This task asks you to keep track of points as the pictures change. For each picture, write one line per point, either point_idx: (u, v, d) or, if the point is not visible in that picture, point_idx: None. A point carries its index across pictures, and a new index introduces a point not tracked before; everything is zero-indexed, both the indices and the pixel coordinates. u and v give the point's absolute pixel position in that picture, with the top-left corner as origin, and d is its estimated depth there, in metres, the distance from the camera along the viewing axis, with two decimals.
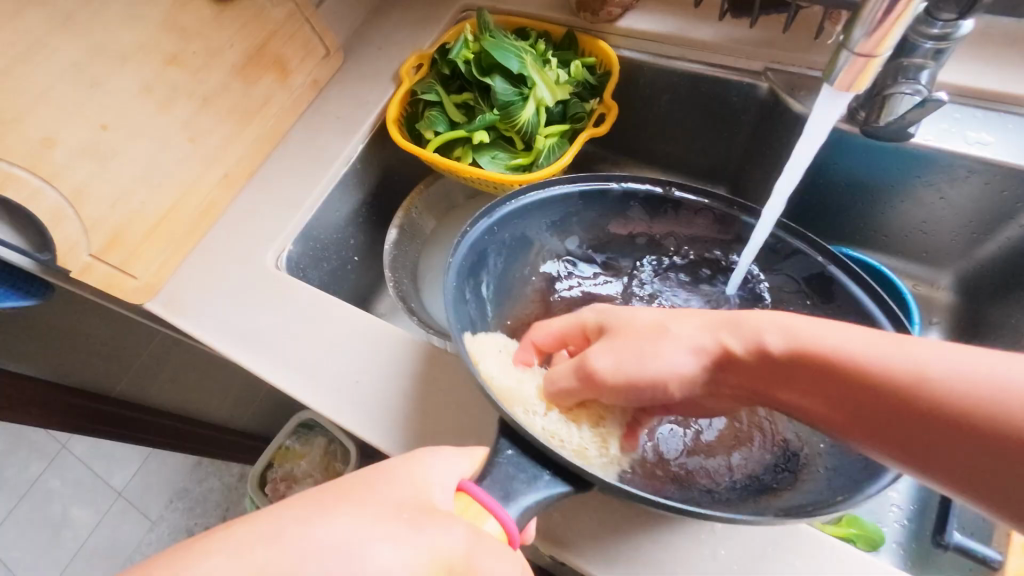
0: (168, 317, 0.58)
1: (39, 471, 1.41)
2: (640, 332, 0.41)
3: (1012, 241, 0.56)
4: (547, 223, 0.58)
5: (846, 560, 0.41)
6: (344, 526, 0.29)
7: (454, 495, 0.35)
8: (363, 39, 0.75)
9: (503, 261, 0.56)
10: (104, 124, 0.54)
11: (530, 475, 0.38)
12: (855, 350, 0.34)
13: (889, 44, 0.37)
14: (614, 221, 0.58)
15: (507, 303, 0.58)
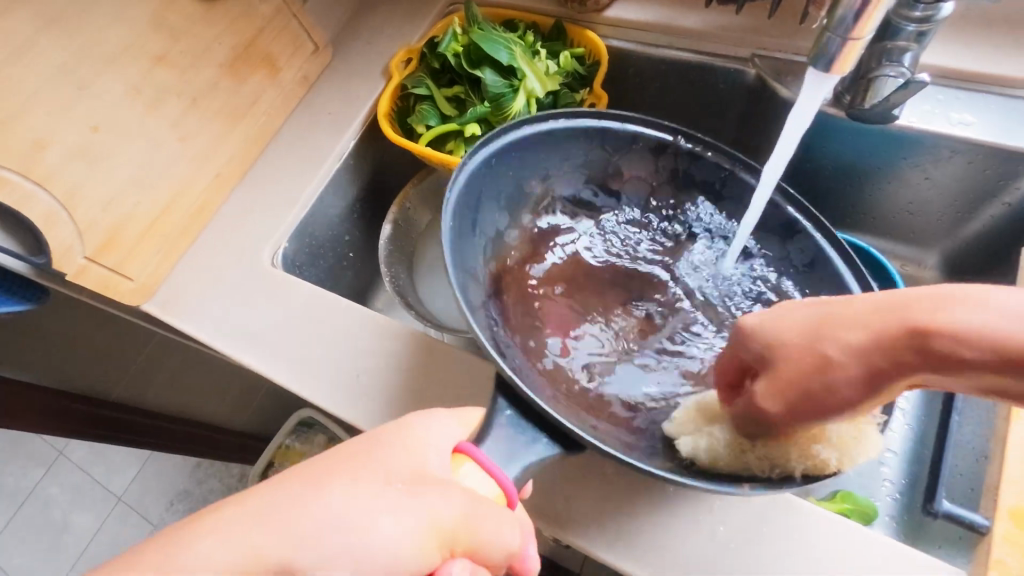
0: (166, 318, 0.58)
1: (37, 478, 1.43)
2: (802, 361, 0.35)
3: (996, 219, 0.57)
4: (542, 161, 0.57)
5: (842, 533, 0.42)
6: (346, 496, 0.32)
7: (451, 458, 0.36)
8: (351, 35, 0.75)
9: (498, 194, 0.55)
10: (94, 126, 0.53)
11: (528, 438, 0.41)
12: (897, 319, 0.31)
13: (873, 26, 0.38)
14: (611, 164, 0.59)
15: (495, 240, 0.56)
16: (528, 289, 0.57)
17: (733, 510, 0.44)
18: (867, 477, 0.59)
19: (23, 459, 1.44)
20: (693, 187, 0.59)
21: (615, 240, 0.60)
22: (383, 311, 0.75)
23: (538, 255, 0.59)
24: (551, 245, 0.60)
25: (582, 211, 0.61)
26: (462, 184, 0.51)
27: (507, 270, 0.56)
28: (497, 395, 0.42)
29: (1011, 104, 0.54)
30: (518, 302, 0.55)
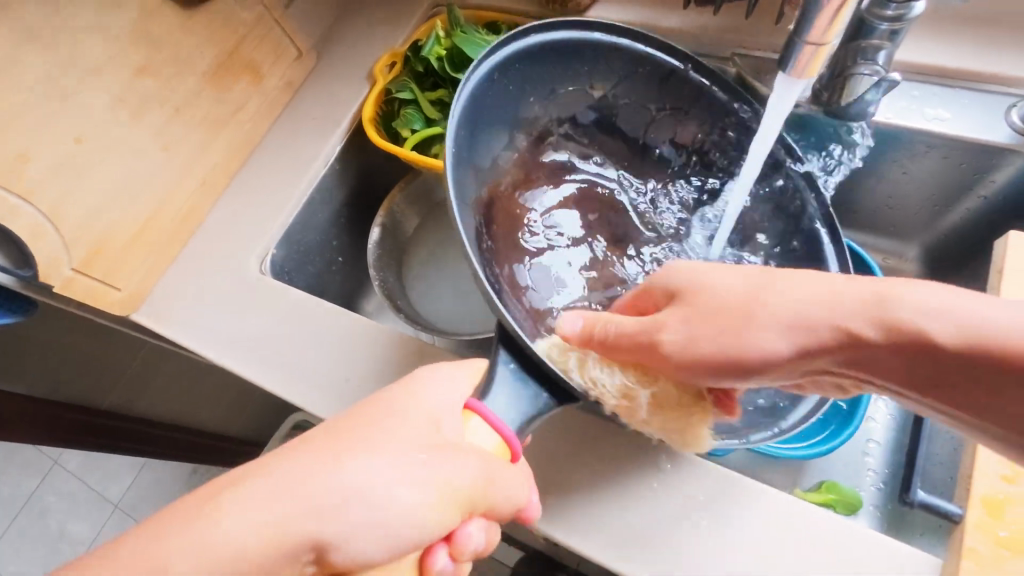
0: (154, 327, 0.59)
1: (32, 487, 1.43)
2: (732, 307, 0.38)
3: (972, 212, 0.58)
4: (547, 83, 0.58)
5: (826, 526, 0.43)
6: (355, 472, 0.34)
7: (459, 413, 0.39)
8: (335, 39, 0.75)
9: (502, 112, 0.56)
10: (78, 137, 0.53)
11: (530, 392, 0.42)
12: (842, 303, 0.36)
13: (838, 31, 0.39)
14: (616, 91, 0.59)
15: (492, 157, 0.56)
16: (520, 221, 0.58)
17: (716, 503, 0.45)
18: (851, 467, 0.60)
19: (17, 470, 1.44)
20: (693, 123, 0.60)
21: (605, 172, 0.62)
22: (371, 315, 0.76)
23: (532, 180, 0.60)
24: (544, 170, 0.61)
25: (580, 142, 0.62)
26: (467, 95, 0.52)
27: (500, 195, 0.57)
28: (498, 343, 0.44)
29: (984, 99, 0.55)
30: (509, 233, 0.57)
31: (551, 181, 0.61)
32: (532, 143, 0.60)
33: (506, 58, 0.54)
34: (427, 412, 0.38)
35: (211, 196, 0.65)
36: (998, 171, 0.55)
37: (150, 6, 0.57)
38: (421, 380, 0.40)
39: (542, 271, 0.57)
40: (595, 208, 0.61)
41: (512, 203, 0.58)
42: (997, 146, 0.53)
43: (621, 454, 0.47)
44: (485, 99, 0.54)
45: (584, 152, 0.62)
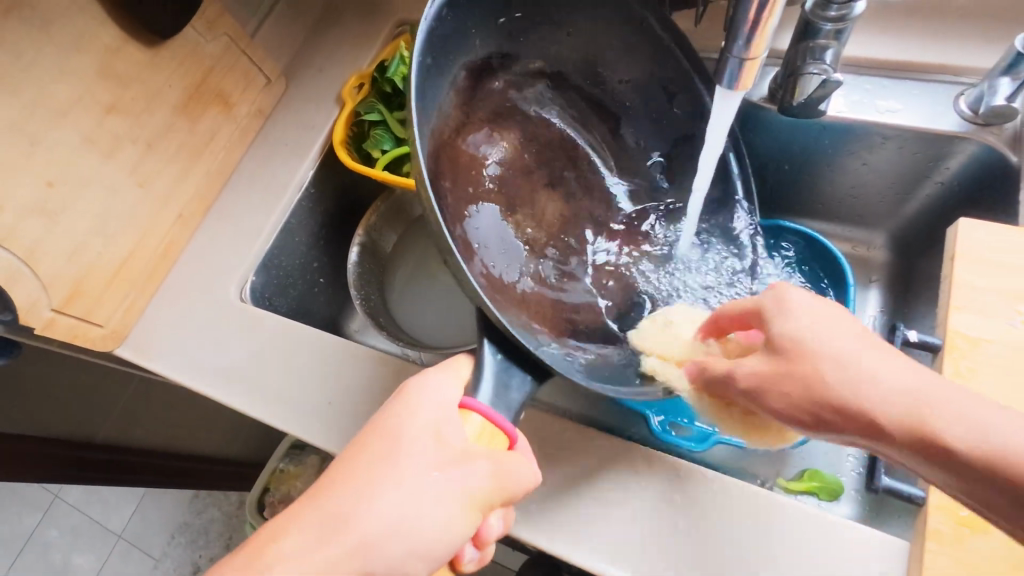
0: (137, 361, 0.60)
1: (34, 522, 1.42)
2: (802, 367, 0.37)
3: (930, 198, 0.60)
4: (493, 12, 0.51)
5: (792, 516, 0.44)
6: (387, 503, 0.34)
7: (457, 413, 0.39)
8: (303, 62, 0.76)
9: (451, 48, 0.48)
10: (48, 181, 0.53)
11: (520, 381, 0.43)
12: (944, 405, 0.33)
13: (766, 44, 0.38)
14: (566, 28, 0.56)
15: (439, 101, 0.49)
16: (471, 175, 0.54)
17: (692, 502, 0.46)
18: (831, 452, 0.61)
19: (18, 505, 1.43)
20: (640, 78, 0.60)
21: (543, 117, 0.60)
22: (356, 334, 0.76)
23: (473, 126, 0.54)
24: (483, 113, 0.55)
25: (519, 80, 0.57)
26: (427, 30, 0.44)
27: (445, 142, 0.50)
28: (482, 337, 0.44)
29: (933, 89, 0.56)
30: (462, 186, 0.52)
31: (489, 125, 0.56)
32: (473, 83, 0.53)
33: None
34: (436, 419, 0.38)
35: (187, 227, 0.66)
36: (951, 158, 0.56)
37: (115, 46, 0.57)
38: (417, 388, 0.40)
39: (486, 215, 0.54)
40: (536, 153, 0.59)
41: (460, 154, 0.53)
42: (948, 135, 0.55)
43: (597, 456, 0.48)
44: (444, 42, 0.47)
45: (523, 95, 0.58)
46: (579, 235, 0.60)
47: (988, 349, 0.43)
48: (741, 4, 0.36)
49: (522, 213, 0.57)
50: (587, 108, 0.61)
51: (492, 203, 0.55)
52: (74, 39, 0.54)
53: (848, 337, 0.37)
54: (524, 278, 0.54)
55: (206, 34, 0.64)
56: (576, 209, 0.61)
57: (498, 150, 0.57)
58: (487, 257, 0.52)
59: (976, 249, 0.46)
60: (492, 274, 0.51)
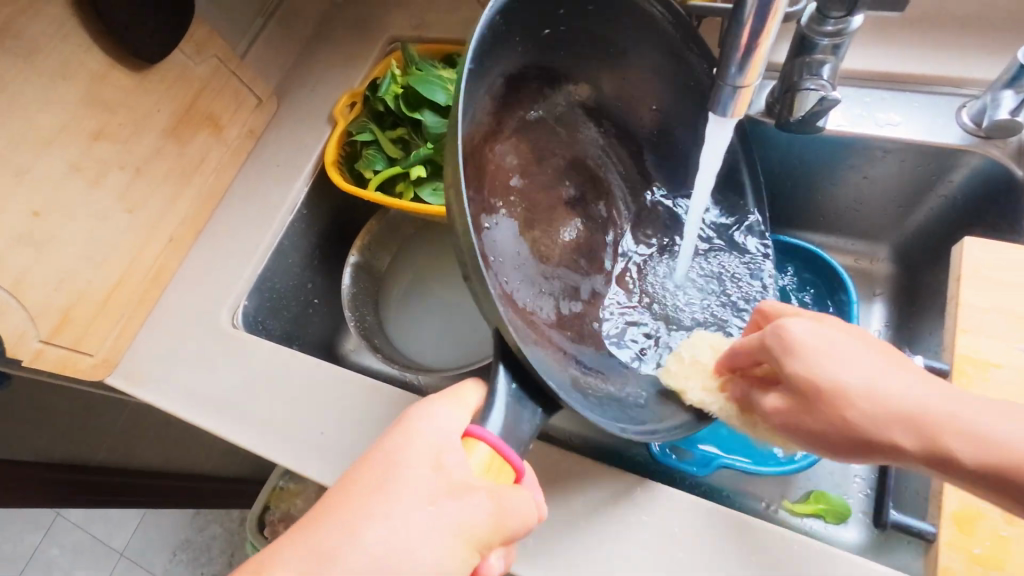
0: (128, 389, 0.59)
1: (37, 540, 1.41)
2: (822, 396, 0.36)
3: (935, 210, 0.59)
4: (540, 21, 0.48)
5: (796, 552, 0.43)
6: (379, 537, 0.33)
7: (460, 442, 0.37)
8: (295, 81, 0.75)
9: (495, 52, 0.45)
10: (35, 211, 0.53)
11: (530, 412, 0.42)
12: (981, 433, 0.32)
13: (760, 71, 0.37)
14: (606, 47, 0.54)
15: (475, 107, 0.45)
16: (494, 186, 0.50)
17: (693, 535, 0.44)
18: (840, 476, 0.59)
19: (19, 524, 1.42)
20: (670, 108, 0.59)
21: (570, 135, 0.58)
22: (351, 354, 0.74)
23: (499, 135, 0.51)
24: (510, 122, 0.52)
25: (549, 94, 0.55)
26: (479, 35, 0.41)
27: (475, 151, 0.47)
28: (498, 360, 0.42)
29: (934, 101, 0.55)
30: (483, 193, 0.48)
31: (516, 137, 0.53)
32: (506, 92, 0.50)
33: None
34: (436, 446, 0.37)
35: (179, 252, 0.65)
36: (955, 171, 0.55)
37: (101, 72, 0.56)
38: (422, 414, 0.38)
39: (505, 228, 0.51)
40: (555, 168, 0.57)
41: (484, 163, 0.49)
42: (951, 148, 0.54)
43: (599, 486, 0.47)
44: (490, 48, 0.44)
45: (551, 108, 0.55)
46: (593, 258, 0.58)
47: (998, 375, 0.41)
48: (733, 30, 0.35)
49: (538, 229, 0.54)
50: (612, 129, 0.59)
51: (508, 214, 0.52)
52: (58, 67, 0.53)
53: (857, 366, 0.36)
54: (541, 299, 0.51)
55: (195, 56, 0.64)
56: (591, 229, 0.58)
57: (521, 162, 0.53)
58: (502, 271, 0.48)
59: (981, 269, 0.45)
60: (506, 290, 0.47)
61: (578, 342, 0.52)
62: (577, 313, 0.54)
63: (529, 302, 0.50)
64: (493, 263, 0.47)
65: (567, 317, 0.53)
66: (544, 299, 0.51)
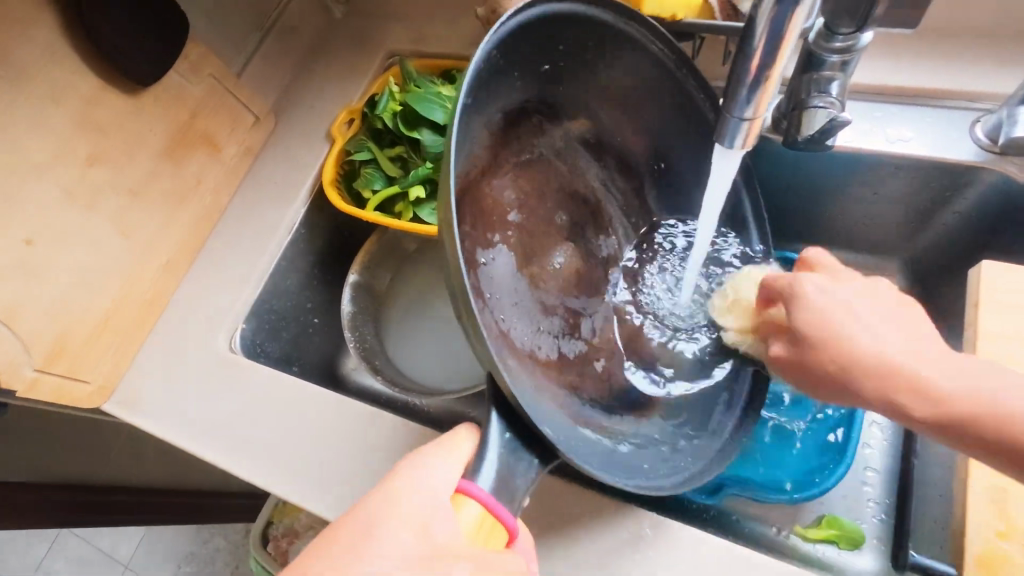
0: (124, 416, 0.58)
1: (41, 554, 1.41)
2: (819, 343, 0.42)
3: (949, 226, 0.57)
4: (537, 57, 0.47)
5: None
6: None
7: (449, 499, 0.36)
8: (293, 98, 0.74)
9: (490, 88, 0.44)
10: (28, 239, 0.52)
11: (525, 464, 0.39)
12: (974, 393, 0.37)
13: (768, 102, 0.36)
14: (607, 83, 0.53)
15: (470, 141, 0.44)
16: (490, 223, 0.49)
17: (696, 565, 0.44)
18: (852, 500, 0.58)
19: (24, 537, 1.42)
20: (664, 142, 0.58)
21: (569, 167, 0.56)
22: (352, 374, 0.72)
23: (498, 169, 0.49)
24: (511, 156, 0.50)
25: (550, 130, 0.53)
26: (473, 72, 0.41)
27: (471, 184, 0.46)
28: (492, 407, 0.40)
29: (947, 116, 0.54)
30: (479, 227, 0.47)
31: (517, 171, 0.51)
32: (507, 126, 0.49)
33: (512, 29, 0.43)
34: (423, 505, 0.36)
35: (176, 274, 0.64)
36: (969, 188, 0.54)
37: (94, 96, 0.55)
38: (419, 468, 0.37)
39: (501, 263, 0.49)
40: (557, 202, 0.55)
41: (479, 197, 0.48)
42: (964, 165, 0.52)
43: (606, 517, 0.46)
44: (485, 81, 0.43)
45: (551, 143, 0.54)
46: (594, 295, 0.56)
47: None
48: (741, 61, 0.34)
49: (537, 265, 0.52)
50: (613, 162, 0.58)
51: (505, 247, 0.50)
52: (50, 93, 0.52)
53: (855, 320, 0.42)
54: (541, 337, 0.49)
55: (190, 76, 0.63)
56: (590, 265, 0.56)
57: (518, 195, 0.51)
58: (500, 310, 0.46)
59: (999, 295, 0.44)
60: (502, 328, 0.45)
61: (577, 386, 0.50)
62: (577, 355, 0.51)
63: (529, 342, 0.48)
64: (487, 299, 0.45)
65: (567, 359, 0.50)
66: (545, 336, 0.49)
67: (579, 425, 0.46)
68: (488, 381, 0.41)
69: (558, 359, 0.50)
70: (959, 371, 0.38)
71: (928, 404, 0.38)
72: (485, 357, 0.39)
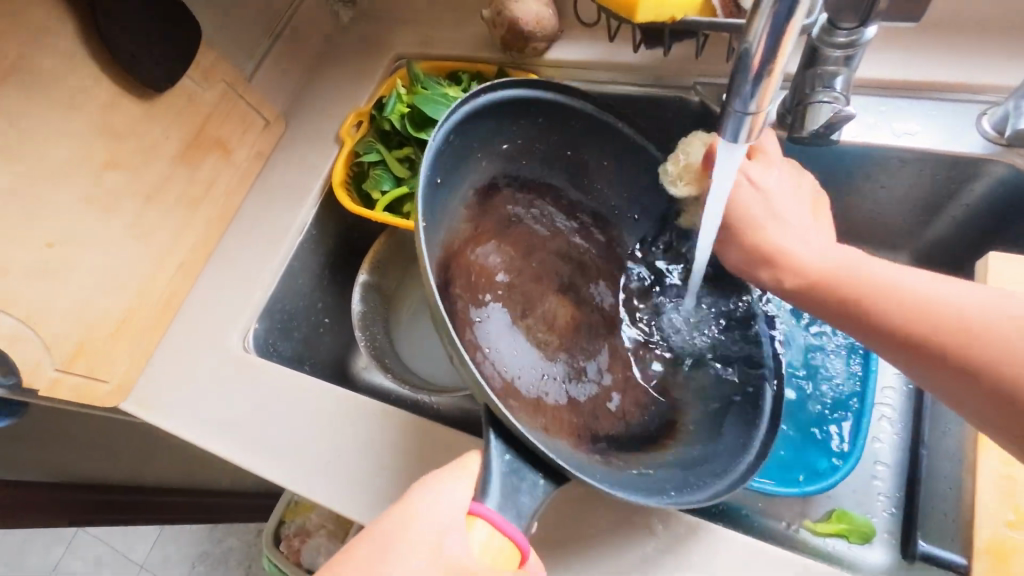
0: (141, 416, 0.59)
1: (59, 555, 1.43)
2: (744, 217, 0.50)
3: (958, 219, 0.57)
4: (492, 137, 0.54)
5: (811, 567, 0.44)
6: None
7: (461, 521, 0.36)
8: (303, 102, 0.75)
9: (457, 170, 0.52)
10: (49, 243, 0.53)
11: (530, 483, 0.40)
12: (837, 271, 0.46)
13: (771, 97, 0.36)
14: (565, 149, 0.58)
15: (445, 218, 0.51)
16: (479, 286, 0.55)
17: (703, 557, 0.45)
18: (862, 493, 0.59)
19: (43, 538, 1.44)
20: (636, 195, 0.61)
21: (551, 227, 0.60)
22: (362, 372, 0.73)
23: (481, 238, 0.56)
24: (490, 224, 0.56)
25: (524, 197, 0.58)
26: (431, 158, 0.47)
27: (454, 252, 0.53)
28: (489, 429, 0.40)
29: (954, 109, 0.54)
30: (469, 291, 0.54)
31: (497, 237, 0.57)
32: (480, 200, 0.55)
33: (462, 116, 0.49)
34: (432, 533, 0.36)
35: (190, 276, 0.65)
36: (976, 180, 0.53)
37: (110, 103, 0.57)
38: (423, 495, 0.38)
39: (500, 320, 0.55)
40: (542, 260, 0.59)
41: (467, 264, 0.54)
42: (971, 157, 0.52)
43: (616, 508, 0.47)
44: (447, 163, 0.50)
45: (526, 210, 0.59)
46: (596, 340, 0.57)
47: None
48: (743, 56, 0.34)
49: (532, 317, 0.56)
50: (588, 219, 0.61)
51: (497, 304, 0.56)
52: (70, 101, 0.54)
53: (763, 208, 0.50)
54: (545, 384, 0.52)
55: (203, 82, 0.64)
56: (586, 313, 0.58)
57: (504, 257, 0.57)
58: (504, 363, 0.52)
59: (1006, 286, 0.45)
60: (505, 379, 0.51)
61: (587, 423, 0.51)
62: (590, 398, 0.53)
63: (533, 390, 0.51)
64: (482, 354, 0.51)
65: (574, 402, 0.52)
66: (549, 380, 0.53)
67: (594, 458, 0.46)
68: (483, 411, 0.41)
69: (565, 401, 0.52)
70: (827, 252, 0.48)
71: (794, 275, 0.48)
72: (484, 390, 0.40)
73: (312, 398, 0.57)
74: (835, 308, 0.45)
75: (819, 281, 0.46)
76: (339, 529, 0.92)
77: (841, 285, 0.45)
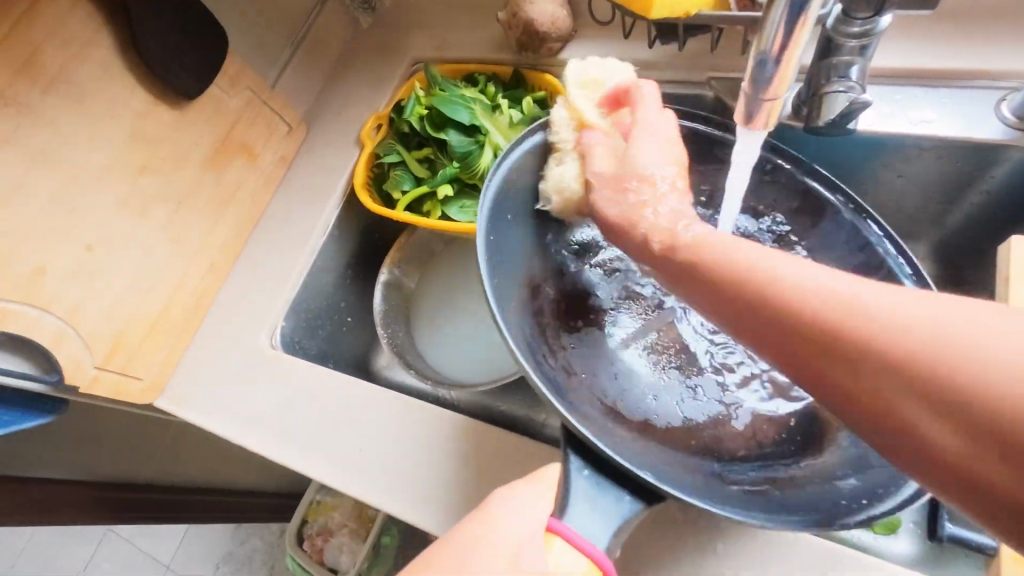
0: (175, 411, 0.61)
1: (88, 556, 1.47)
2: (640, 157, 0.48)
3: (977, 207, 0.57)
4: None
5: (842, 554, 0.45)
6: None
7: (543, 538, 0.35)
8: (324, 107, 0.77)
9: (528, 213, 0.54)
10: (88, 245, 0.56)
11: (612, 497, 0.39)
12: (751, 259, 0.37)
13: (788, 84, 0.37)
14: None
15: (529, 256, 0.53)
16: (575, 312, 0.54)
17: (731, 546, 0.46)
18: None
19: (73, 539, 1.48)
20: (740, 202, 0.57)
21: None
22: (384, 370, 0.75)
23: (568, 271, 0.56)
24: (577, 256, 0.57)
25: None
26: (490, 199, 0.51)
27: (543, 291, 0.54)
28: (568, 449, 0.40)
29: (971, 95, 0.54)
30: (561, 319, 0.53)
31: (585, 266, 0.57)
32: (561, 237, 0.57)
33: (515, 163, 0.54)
34: (508, 549, 0.35)
35: (219, 277, 0.67)
36: (996, 166, 0.53)
37: (144, 111, 0.59)
38: (499, 507, 0.38)
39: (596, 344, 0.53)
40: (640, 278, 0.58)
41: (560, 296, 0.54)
42: (990, 143, 0.52)
43: None
44: (513, 206, 0.53)
45: None
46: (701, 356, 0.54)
47: None
48: (760, 40, 0.35)
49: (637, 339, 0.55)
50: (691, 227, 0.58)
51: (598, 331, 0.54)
52: (107, 109, 0.56)
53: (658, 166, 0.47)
54: (660, 409, 0.49)
55: (229, 89, 0.66)
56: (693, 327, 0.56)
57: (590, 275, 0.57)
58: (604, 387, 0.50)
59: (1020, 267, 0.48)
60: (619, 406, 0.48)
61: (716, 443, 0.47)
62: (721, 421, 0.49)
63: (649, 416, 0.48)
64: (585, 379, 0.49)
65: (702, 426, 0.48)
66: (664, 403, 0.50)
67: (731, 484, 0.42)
68: (562, 432, 0.41)
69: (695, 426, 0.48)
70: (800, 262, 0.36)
71: (688, 253, 0.41)
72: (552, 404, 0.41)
73: (365, 408, 0.57)
74: (730, 294, 0.37)
75: (705, 260, 0.40)
76: (360, 527, 0.94)
77: (735, 271, 0.37)
